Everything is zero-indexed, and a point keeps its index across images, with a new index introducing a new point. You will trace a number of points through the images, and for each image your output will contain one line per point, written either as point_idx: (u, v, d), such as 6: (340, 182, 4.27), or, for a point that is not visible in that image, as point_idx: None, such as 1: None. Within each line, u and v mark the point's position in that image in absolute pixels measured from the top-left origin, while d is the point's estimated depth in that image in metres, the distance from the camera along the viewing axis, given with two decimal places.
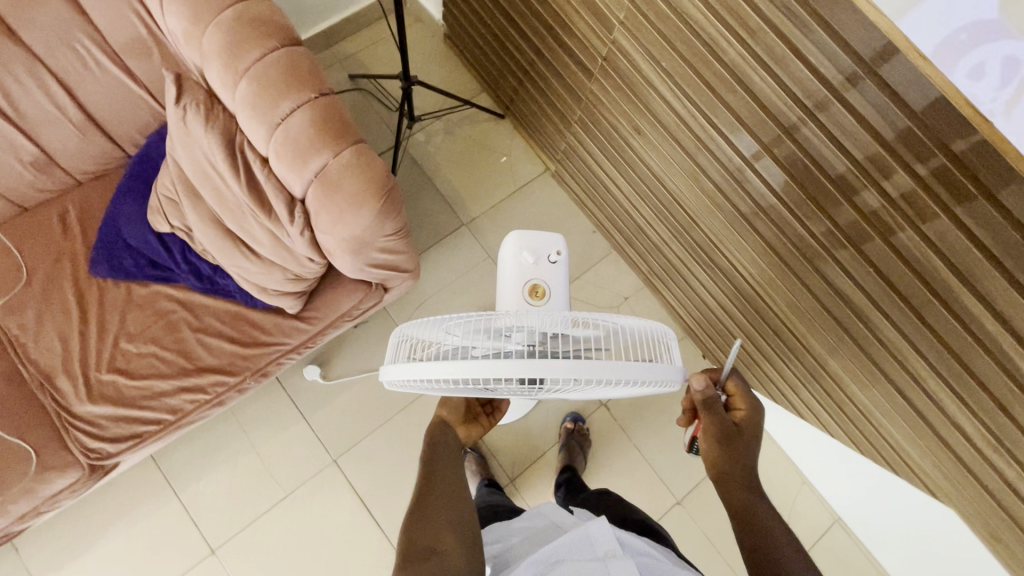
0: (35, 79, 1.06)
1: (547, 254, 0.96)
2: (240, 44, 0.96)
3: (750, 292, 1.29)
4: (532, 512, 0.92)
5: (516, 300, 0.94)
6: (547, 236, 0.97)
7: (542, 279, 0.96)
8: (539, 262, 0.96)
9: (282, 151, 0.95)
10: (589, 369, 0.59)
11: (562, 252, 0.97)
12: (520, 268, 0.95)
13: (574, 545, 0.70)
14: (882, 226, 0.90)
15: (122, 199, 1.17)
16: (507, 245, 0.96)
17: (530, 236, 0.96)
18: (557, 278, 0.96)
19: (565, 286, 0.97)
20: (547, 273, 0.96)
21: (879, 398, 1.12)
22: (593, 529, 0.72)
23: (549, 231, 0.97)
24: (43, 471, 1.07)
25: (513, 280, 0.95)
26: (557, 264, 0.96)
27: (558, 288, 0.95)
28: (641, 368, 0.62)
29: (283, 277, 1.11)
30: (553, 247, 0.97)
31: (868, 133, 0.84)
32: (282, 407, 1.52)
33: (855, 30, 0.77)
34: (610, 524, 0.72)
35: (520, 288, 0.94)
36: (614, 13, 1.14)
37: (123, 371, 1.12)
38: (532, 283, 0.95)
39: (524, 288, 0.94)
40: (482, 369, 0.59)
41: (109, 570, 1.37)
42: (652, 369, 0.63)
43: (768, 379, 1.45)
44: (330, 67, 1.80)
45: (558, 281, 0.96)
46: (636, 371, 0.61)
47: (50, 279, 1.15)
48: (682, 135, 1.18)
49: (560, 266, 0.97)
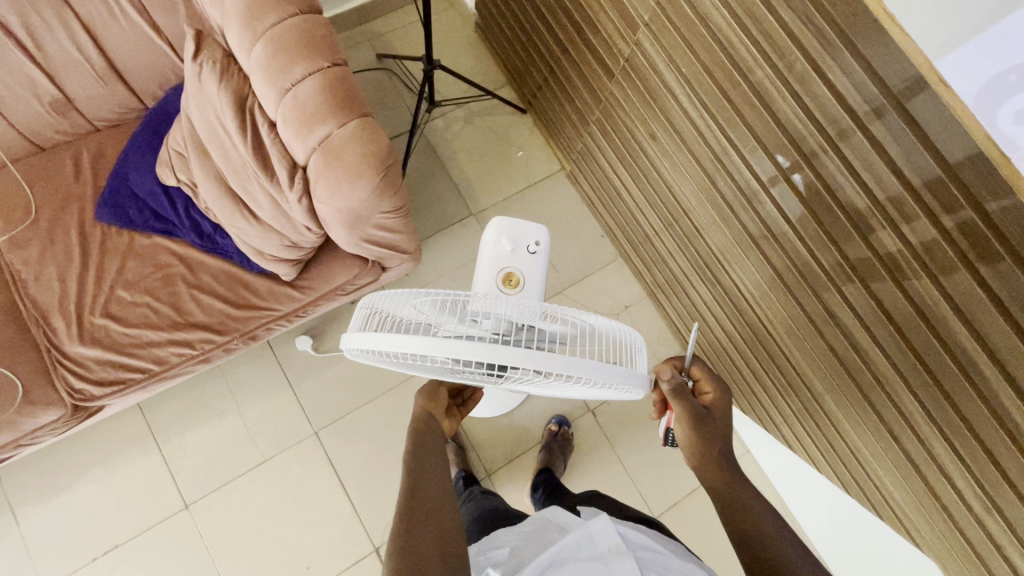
0: (63, 23, 1.08)
1: (526, 244, 0.97)
2: (260, 7, 0.97)
3: (749, 314, 1.26)
4: (535, 519, 0.86)
5: (490, 287, 0.95)
6: (528, 226, 0.97)
7: (517, 268, 0.96)
8: (517, 251, 0.97)
9: (289, 117, 0.95)
10: (543, 363, 0.58)
11: (542, 243, 0.98)
12: (496, 255, 0.96)
13: (576, 546, 0.70)
14: (888, 258, 0.87)
15: (134, 149, 1.19)
16: (487, 232, 0.97)
17: (512, 224, 0.97)
18: (532, 269, 0.97)
19: (540, 278, 0.98)
20: (523, 263, 0.96)
21: (869, 438, 1.08)
22: (595, 527, 0.72)
23: (530, 220, 0.97)
24: (28, 405, 1.09)
25: (488, 266, 0.96)
26: (535, 255, 0.97)
27: (531, 280, 0.96)
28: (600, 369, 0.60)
29: (279, 244, 1.12)
30: (532, 237, 0.98)
31: (882, 159, 0.81)
32: (271, 373, 1.53)
33: (878, 51, 0.74)
34: (611, 520, 0.72)
35: (494, 275, 0.95)
36: (640, 14, 1.12)
37: (115, 317, 1.13)
38: (507, 271, 0.96)
39: (498, 276, 0.95)
40: (436, 348, 0.59)
41: (85, 511, 1.39)
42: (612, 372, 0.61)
43: (760, 405, 1.41)
44: (359, 45, 1.82)
45: (533, 272, 0.97)
46: (594, 371, 0.60)
47: (57, 220, 1.18)
48: (696, 145, 1.15)
49: (538, 257, 0.97)
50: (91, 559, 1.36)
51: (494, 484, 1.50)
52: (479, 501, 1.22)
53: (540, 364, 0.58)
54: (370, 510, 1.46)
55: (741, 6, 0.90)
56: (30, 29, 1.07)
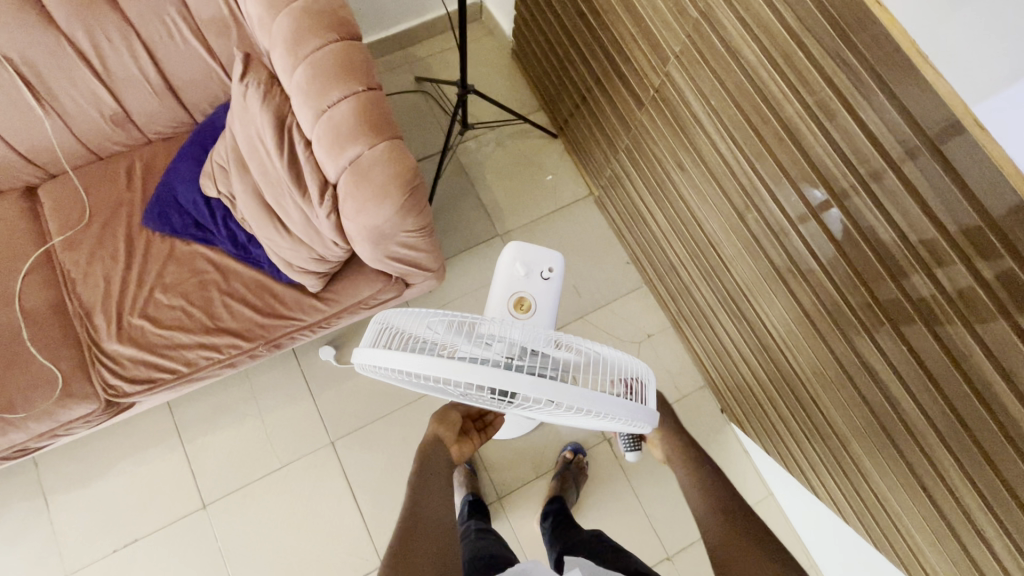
0: (126, 43, 1.17)
1: (540, 270, 0.98)
2: (303, 33, 1.03)
3: (775, 351, 1.22)
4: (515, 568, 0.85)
5: (502, 311, 0.97)
6: (544, 251, 0.99)
7: (530, 293, 0.98)
8: (530, 276, 0.98)
9: (323, 136, 1.00)
10: (557, 393, 0.58)
11: (557, 269, 0.99)
12: (510, 279, 0.98)
13: None
14: (921, 303, 0.83)
15: (181, 161, 1.26)
16: (503, 256, 0.99)
17: (526, 250, 0.98)
18: (545, 294, 0.98)
19: (553, 303, 0.99)
20: (536, 288, 0.98)
21: (898, 489, 1.03)
22: None
23: (545, 246, 0.99)
24: (66, 397, 1.15)
25: (502, 290, 0.98)
26: (549, 281, 0.98)
27: (544, 304, 0.98)
28: (611, 402, 0.61)
29: (308, 256, 1.16)
30: (547, 263, 0.99)
31: (914, 200, 0.78)
32: (294, 380, 1.57)
33: (912, 91, 0.72)
34: None
35: (506, 299, 0.97)
36: (671, 46, 1.13)
37: (151, 318, 1.19)
38: (519, 296, 0.97)
39: (510, 300, 0.97)
40: (448, 370, 0.59)
41: (109, 503, 1.44)
42: (623, 406, 0.62)
43: (784, 446, 1.35)
44: (399, 68, 1.89)
45: (546, 297, 0.98)
46: (604, 405, 0.60)
47: (107, 224, 1.26)
48: (723, 176, 1.14)
49: (551, 283, 0.99)
50: (112, 551, 1.41)
51: (505, 509, 1.48)
52: (475, 540, 1.21)
53: (553, 394, 0.58)
54: (380, 525, 1.46)
55: (771, 41, 0.89)
56: (97, 49, 1.16)
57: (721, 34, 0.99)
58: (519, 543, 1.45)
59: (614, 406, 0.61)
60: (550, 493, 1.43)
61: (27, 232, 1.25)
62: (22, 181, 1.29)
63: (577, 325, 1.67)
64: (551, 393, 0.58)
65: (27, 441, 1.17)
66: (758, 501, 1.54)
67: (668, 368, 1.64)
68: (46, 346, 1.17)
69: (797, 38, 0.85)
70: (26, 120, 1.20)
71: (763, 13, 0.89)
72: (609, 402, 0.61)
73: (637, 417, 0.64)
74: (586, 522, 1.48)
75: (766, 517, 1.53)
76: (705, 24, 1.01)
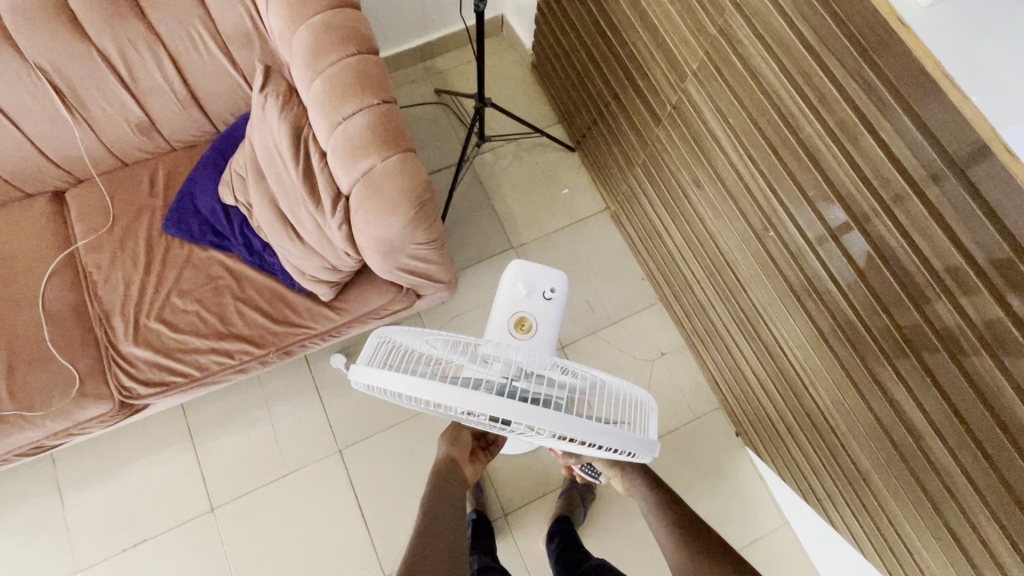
0: (153, 54, 1.20)
1: (541, 290, 1.02)
2: (321, 46, 1.04)
3: (792, 376, 1.18)
4: None
5: (501, 329, 1.01)
6: (546, 272, 1.03)
7: (530, 313, 1.01)
8: (532, 296, 1.02)
9: (337, 148, 1.01)
10: (557, 425, 0.59)
11: (558, 290, 1.03)
12: (511, 299, 1.02)
13: None
14: (946, 333, 0.79)
15: (202, 169, 1.29)
16: (505, 276, 1.03)
17: (528, 269, 1.02)
18: (546, 314, 1.01)
19: (554, 323, 1.02)
20: (537, 308, 1.01)
21: (921, 527, 0.98)
22: None
23: (547, 267, 1.02)
24: (81, 397, 1.18)
25: (503, 309, 1.02)
26: (550, 301, 1.02)
27: (543, 324, 1.01)
28: (609, 434, 0.62)
29: (320, 266, 1.17)
30: (549, 283, 1.03)
31: (938, 226, 0.75)
32: (305, 386, 1.58)
33: (937, 113, 0.70)
34: None
35: (507, 319, 1.01)
36: (688, 63, 1.11)
37: (166, 322, 1.21)
38: (520, 316, 1.01)
39: (510, 320, 1.01)
40: (447, 396, 0.60)
41: (121, 502, 1.47)
42: (620, 439, 0.63)
43: (801, 474, 1.30)
44: (419, 80, 1.91)
45: (546, 316, 1.01)
46: (602, 437, 0.62)
47: (129, 229, 1.29)
48: (740, 194, 1.12)
49: (553, 303, 1.02)
50: (121, 550, 1.43)
51: (510, 526, 1.46)
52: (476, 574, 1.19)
53: (553, 426, 0.59)
54: (384, 536, 1.45)
55: (790, 59, 0.87)
56: (125, 59, 1.20)
57: (739, 51, 0.97)
58: (524, 563, 1.43)
59: (612, 438, 0.62)
60: (556, 513, 1.40)
61: (53, 235, 1.30)
62: (51, 185, 1.34)
63: (589, 341, 1.64)
64: (551, 425, 0.59)
65: (43, 439, 1.19)
66: (773, 530, 1.49)
67: (681, 387, 1.61)
68: (65, 346, 1.20)
69: (816, 56, 0.83)
70: (57, 127, 1.24)
71: (782, 30, 0.87)
72: (608, 435, 0.62)
73: (634, 448, 0.65)
74: (593, 543, 1.45)
75: (781, 547, 1.47)
76: (722, 41, 1.00)
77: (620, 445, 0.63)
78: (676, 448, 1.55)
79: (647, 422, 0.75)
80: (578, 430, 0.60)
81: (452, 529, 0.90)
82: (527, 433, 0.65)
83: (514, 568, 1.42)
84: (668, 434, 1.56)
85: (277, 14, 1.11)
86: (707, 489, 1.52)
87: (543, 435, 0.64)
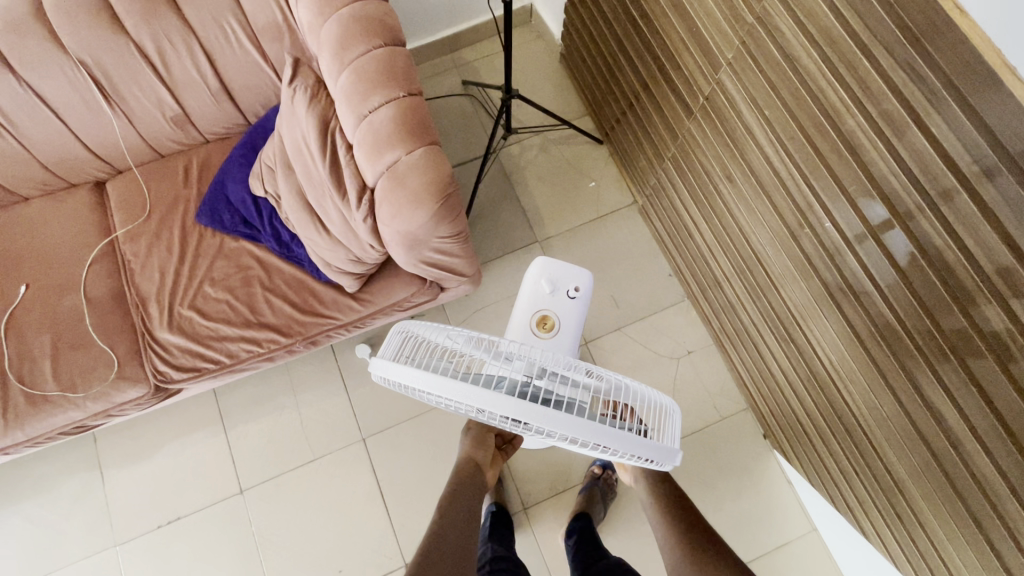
0: (187, 47, 1.23)
1: (566, 288, 1.01)
2: (350, 38, 1.04)
3: (824, 378, 1.13)
4: None
5: (524, 328, 1.00)
6: (570, 270, 1.02)
7: (553, 312, 1.01)
8: (555, 294, 1.01)
9: (364, 140, 1.01)
10: (570, 429, 0.60)
11: (583, 289, 1.02)
12: (535, 297, 1.01)
13: None
14: (995, 339, 0.74)
15: (233, 161, 1.31)
16: (529, 272, 1.02)
17: (553, 266, 1.02)
18: (569, 313, 1.00)
19: (577, 322, 1.01)
20: (561, 306, 1.00)
21: (961, 540, 0.93)
22: None
23: (574, 266, 1.01)
24: (119, 380, 1.22)
25: (525, 306, 1.01)
26: (573, 300, 1.01)
27: (567, 323, 1.00)
28: (626, 442, 0.62)
29: (346, 258, 1.19)
30: (573, 282, 1.02)
31: (993, 228, 0.69)
32: (332, 374, 1.61)
33: (997, 108, 0.65)
34: None
35: (529, 316, 1.00)
36: (723, 52, 1.07)
37: (199, 310, 1.25)
38: (543, 314, 1.00)
39: (533, 317, 1.00)
40: (466, 397, 0.60)
41: (155, 481, 1.52)
42: (638, 447, 0.63)
43: (832, 481, 1.26)
44: (446, 72, 1.91)
45: (569, 315, 1.00)
46: (622, 443, 0.62)
47: (165, 218, 1.33)
48: (774, 188, 1.07)
49: (577, 302, 1.01)
50: (157, 526, 1.49)
51: (530, 520, 1.46)
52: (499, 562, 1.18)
53: (569, 431, 0.60)
54: (406, 525, 1.48)
55: (832, 49, 0.83)
56: (161, 54, 1.23)
57: (777, 40, 0.93)
58: (545, 558, 1.43)
59: (630, 447, 0.63)
60: (577, 509, 1.39)
61: (94, 224, 1.35)
62: (91, 176, 1.39)
63: (614, 336, 1.62)
64: (568, 430, 0.60)
65: (85, 419, 1.25)
66: (800, 535, 1.45)
67: (709, 387, 1.57)
68: (104, 330, 1.25)
69: (861, 45, 0.78)
70: (98, 119, 1.29)
71: (825, 17, 0.82)
72: (624, 441, 0.62)
73: (652, 458, 0.65)
74: (610, 541, 1.45)
75: (808, 552, 1.43)
76: (760, 29, 0.95)
77: (638, 453, 0.64)
78: (701, 449, 1.52)
79: (669, 430, 0.74)
80: (594, 435, 0.60)
81: (461, 529, 0.91)
82: (543, 437, 0.66)
83: (533, 561, 1.43)
84: (694, 433, 1.53)
85: (307, 7, 1.12)
86: (733, 491, 1.49)
87: (560, 440, 0.65)
